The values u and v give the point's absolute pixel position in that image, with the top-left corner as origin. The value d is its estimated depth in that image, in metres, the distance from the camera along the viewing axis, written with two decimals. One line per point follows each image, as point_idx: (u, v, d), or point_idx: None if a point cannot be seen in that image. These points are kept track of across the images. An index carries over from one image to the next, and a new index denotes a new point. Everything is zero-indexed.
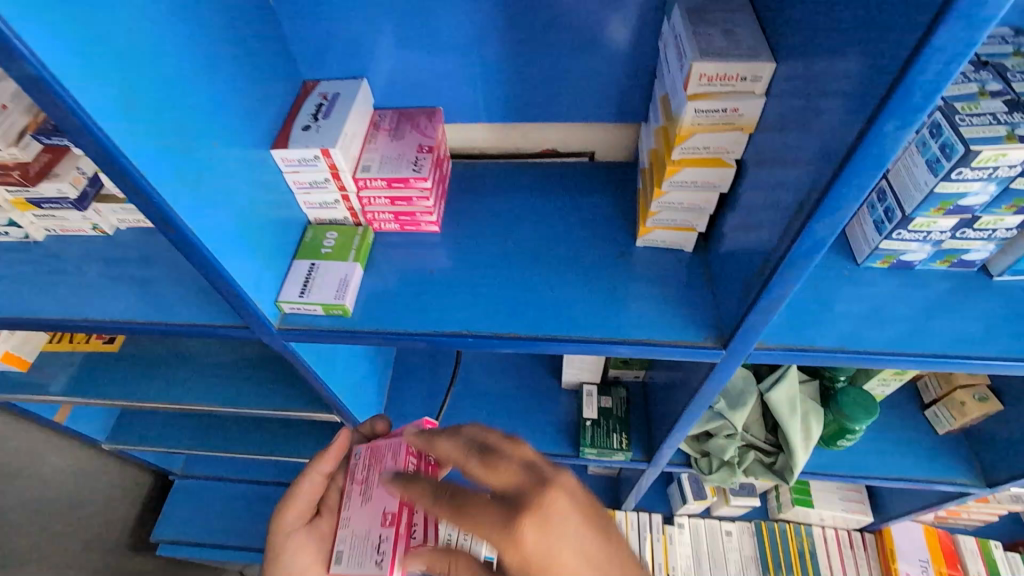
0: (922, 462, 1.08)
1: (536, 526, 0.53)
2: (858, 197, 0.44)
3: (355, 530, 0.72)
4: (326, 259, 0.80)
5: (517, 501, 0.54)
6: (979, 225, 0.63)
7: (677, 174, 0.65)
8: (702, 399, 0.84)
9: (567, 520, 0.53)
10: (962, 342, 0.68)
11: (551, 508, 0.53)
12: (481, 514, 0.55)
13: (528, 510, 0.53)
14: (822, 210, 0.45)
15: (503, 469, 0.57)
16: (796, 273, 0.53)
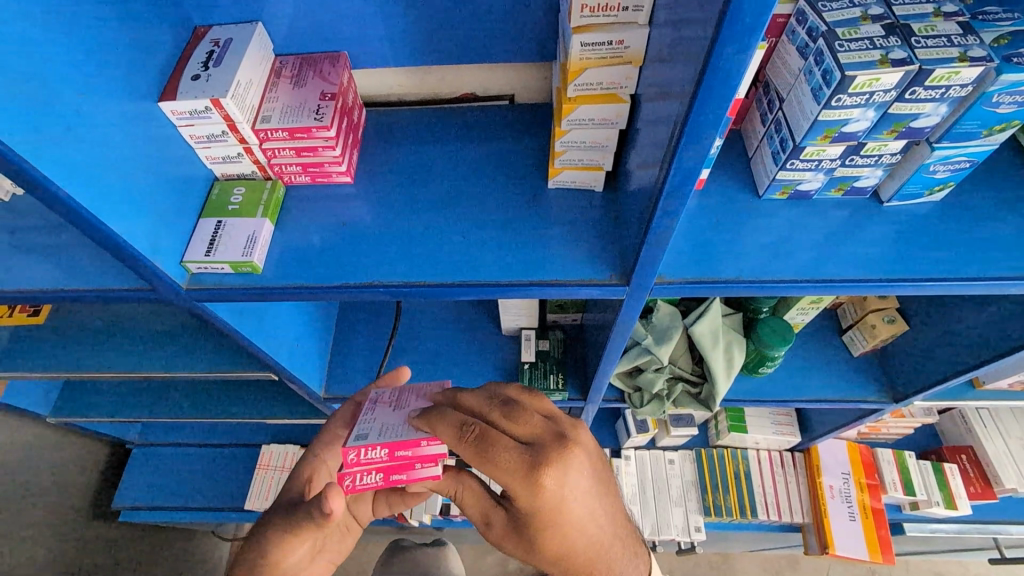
0: (838, 383, 1.15)
1: (558, 478, 0.62)
2: (716, 124, 0.44)
3: (385, 424, 0.69)
4: (233, 215, 0.78)
5: (544, 453, 0.62)
6: (866, 151, 0.65)
7: (574, 112, 0.65)
8: (621, 335, 0.86)
9: (579, 472, 0.63)
10: (852, 267, 0.71)
11: (573, 459, 0.63)
12: (510, 460, 0.61)
13: (555, 461, 0.62)
14: (685, 141, 0.46)
15: (527, 419, 0.65)
16: (674, 205, 0.55)
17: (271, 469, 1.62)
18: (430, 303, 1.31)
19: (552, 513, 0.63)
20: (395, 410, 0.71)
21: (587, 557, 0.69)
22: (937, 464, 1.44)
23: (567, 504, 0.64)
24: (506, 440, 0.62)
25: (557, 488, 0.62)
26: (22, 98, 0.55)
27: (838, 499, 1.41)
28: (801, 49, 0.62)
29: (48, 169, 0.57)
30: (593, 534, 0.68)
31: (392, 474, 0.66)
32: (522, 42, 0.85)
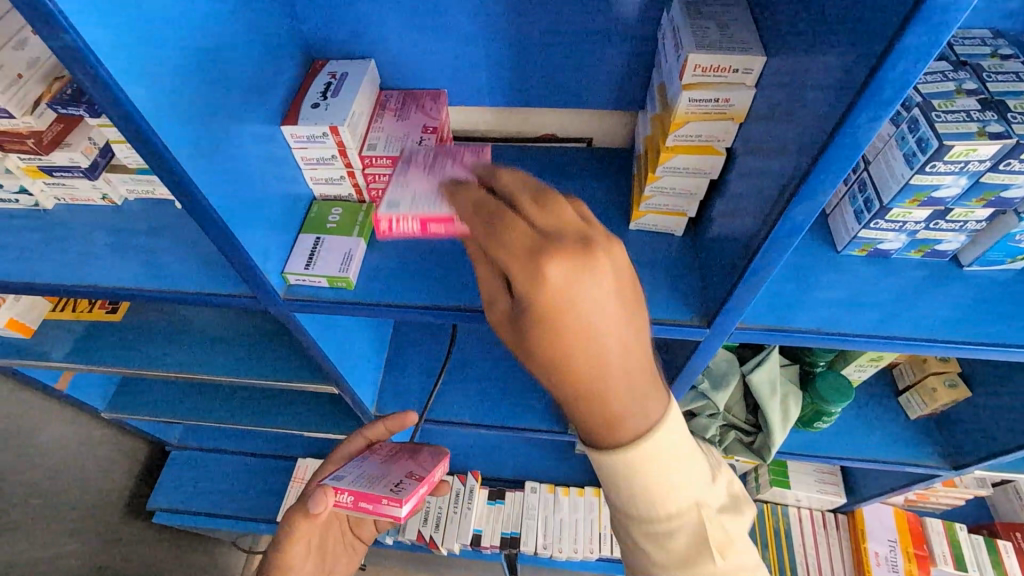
0: (894, 445, 1.13)
1: (570, 271, 0.41)
2: (833, 182, 0.48)
3: (415, 186, 0.69)
4: (331, 233, 0.83)
5: (598, 352, 0.43)
6: (951, 216, 0.67)
7: (670, 160, 0.69)
8: (687, 377, 0.88)
9: (611, 298, 0.42)
10: (931, 327, 0.72)
11: (597, 278, 0.42)
12: (517, 263, 0.42)
13: (593, 320, 0.42)
14: (801, 195, 0.50)
15: (556, 210, 0.45)
16: (775, 255, 0.58)
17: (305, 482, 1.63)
18: (483, 331, 1.34)
19: (602, 429, 0.47)
20: (423, 173, 0.71)
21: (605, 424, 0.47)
22: (990, 540, 1.38)
23: (584, 308, 0.41)
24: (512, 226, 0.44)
25: (595, 368, 0.44)
26: (197, 119, 0.61)
27: (884, 567, 1.35)
28: (893, 116, 0.66)
29: (202, 181, 0.63)
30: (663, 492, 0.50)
31: (360, 501, 0.76)
32: (609, 92, 0.89)
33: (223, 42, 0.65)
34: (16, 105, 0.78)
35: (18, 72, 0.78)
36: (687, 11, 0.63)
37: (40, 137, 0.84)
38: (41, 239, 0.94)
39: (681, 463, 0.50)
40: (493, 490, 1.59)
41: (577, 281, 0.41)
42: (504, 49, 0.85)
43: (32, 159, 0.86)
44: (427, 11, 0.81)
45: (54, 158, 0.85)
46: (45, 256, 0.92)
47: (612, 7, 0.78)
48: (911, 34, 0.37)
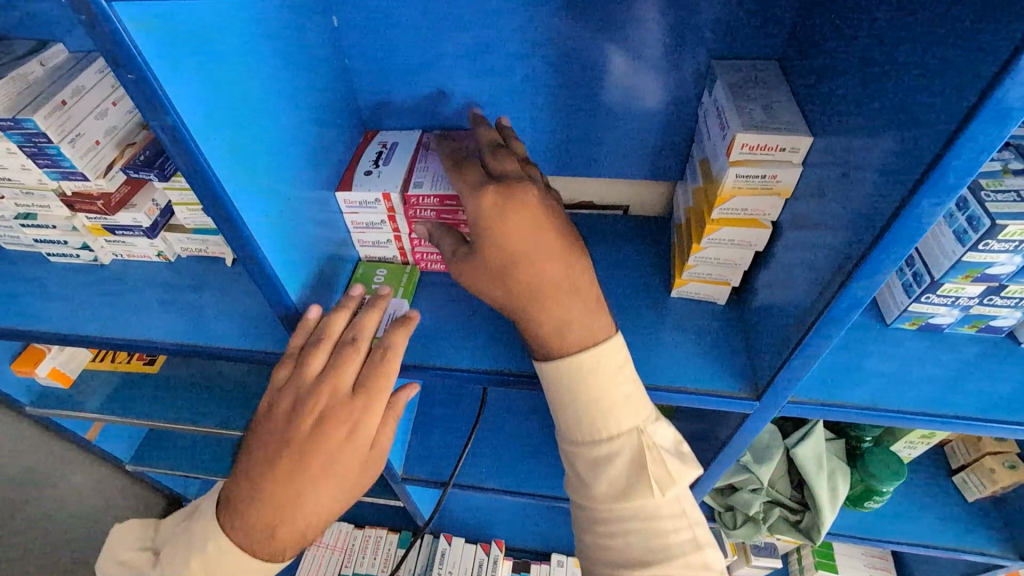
0: (952, 531, 1.06)
1: (501, 198, 0.62)
2: (891, 263, 0.49)
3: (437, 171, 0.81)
4: (375, 294, 0.85)
5: (532, 254, 0.62)
6: (1006, 293, 0.66)
7: (715, 232, 0.70)
8: (733, 450, 0.85)
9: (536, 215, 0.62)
10: (993, 406, 0.70)
11: (527, 203, 0.62)
12: (511, 235, 0.62)
13: (538, 264, 0.62)
14: (860, 274, 0.50)
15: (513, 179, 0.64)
16: (831, 331, 0.57)
17: (323, 546, 1.57)
18: (512, 392, 1.32)
19: (550, 336, 0.64)
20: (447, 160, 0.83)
21: (537, 294, 0.63)
22: None
23: (517, 245, 0.61)
24: (486, 190, 0.63)
25: (540, 284, 0.63)
26: (267, 189, 0.64)
27: None
28: None
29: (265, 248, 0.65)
30: (612, 403, 0.65)
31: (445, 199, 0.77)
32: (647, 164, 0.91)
33: (295, 118, 0.69)
34: (92, 169, 0.84)
35: (98, 139, 0.83)
36: (730, 92, 0.66)
37: (109, 198, 0.88)
38: (96, 293, 0.97)
39: (617, 376, 0.65)
40: (517, 562, 1.52)
41: (516, 207, 0.62)
42: (547, 122, 0.88)
43: (98, 218, 0.90)
44: (475, 87, 0.85)
45: (119, 218, 0.90)
46: (97, 310, 0.95)
47: (652, 87, 0.81)
48: (975, 128, 0.39)
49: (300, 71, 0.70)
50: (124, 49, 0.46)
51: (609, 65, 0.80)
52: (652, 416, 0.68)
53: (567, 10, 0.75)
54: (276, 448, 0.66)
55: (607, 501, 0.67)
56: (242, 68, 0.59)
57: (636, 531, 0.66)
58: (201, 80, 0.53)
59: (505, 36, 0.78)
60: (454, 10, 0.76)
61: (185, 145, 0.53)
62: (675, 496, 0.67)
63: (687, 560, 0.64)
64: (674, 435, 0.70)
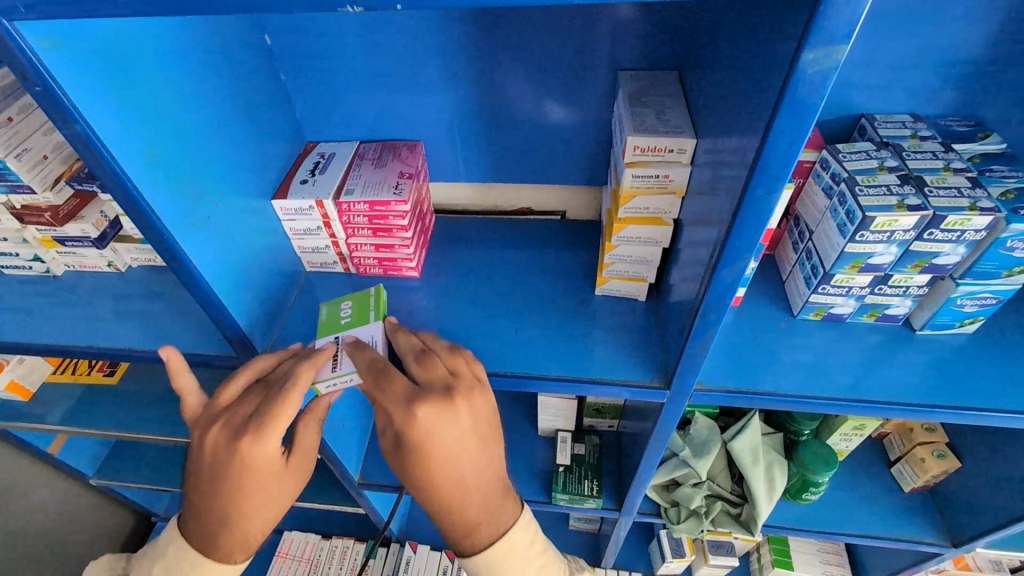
0: (891, 520, 1.09)
1: (431, 413, 0.65)
2: (749, 248, 0.53)
3: (368, 179, 0.85)
4: (347, 327, 0.78)
5: (455, 481, 0.69)
6: (893, 282, 0.71)
7: (623, 230, 0.74)
8: (660, 438, 0.89)
9: (465, 440, 0.67)
10: (890, 390, 0.74)
11: (455, 425, 0.67)
12: (442, 456, 0.67)
13: (461, 466, 0.68)
14: (725, 259, 0.55)
15: (429, 366, 0.70)
16: (715, 315, 0.62)
17: (289, 558, 1.57)
18: None
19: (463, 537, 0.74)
20: (378, 168, 0.88)
21: (458, 508, 0.71)
22: None
23: (438, 443, 0.66)
24: (418, 407, 0.65)
25: (457, 491, 0.69)
26: (194, 196, 0.68)
27: None
28: (825, 190, 0.72)
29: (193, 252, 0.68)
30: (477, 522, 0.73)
31: (375, 205, 0.81)
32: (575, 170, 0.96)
33: (224, 129, 0.73)
34: (38, 182, 0.87)
35: (45, 154, 0.87)
36: (630, 100, 0.71)
37: (56, 211, 0.91)
38: (47, 303, 1.00)
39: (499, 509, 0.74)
40: None
41: (441, 423, 0.66)
42: (476, 133, 0.93)
43: (47, 230, 0.93)
44: (408, 99, 0.90)
45: (67, 229, 0.93)
46: (48, 320, 0.97)
47: (573, 97, 0.86)
48: (782, 121, 0.43)
49: (230, 86, 0.74)
50: (29, 64, 0.50)
51: (530, 77, 0.84)
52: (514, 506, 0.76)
53: (487, 27, 0.80)
54: (214, 489, 0.70)
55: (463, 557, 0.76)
56: (163, 82, 0.63)
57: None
58: (113, 92, 0.57)
59: (431, 52, 0.83)
60: (379, 28, 0.81)
61: (99, 153, 0.56)
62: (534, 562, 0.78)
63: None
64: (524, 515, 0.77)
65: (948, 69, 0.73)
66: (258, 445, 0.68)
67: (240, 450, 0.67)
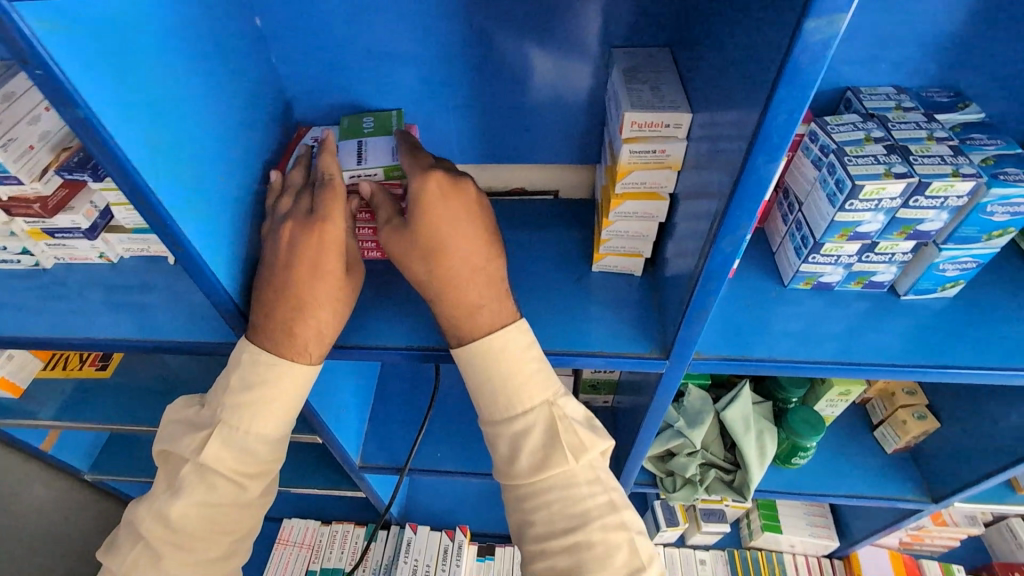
0: (874, 481, 1.14)
1: (441, 187, 0.68)
2: (749, 216, 0.55)
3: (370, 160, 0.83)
4: (369, 135, 0.85)
5: (460, 253, 0.68)
6: (880, 249, 0.74)
7: (620, 206, 0.76)
8: (658, 409, 0.92)
9: (466, 213, 0.69)
10: (877, 353, 0.77)
11: (467, 200, 0.69)
12: (450, 204, 0.68)
13: (468, 264, 0.69)
14: (724, 229, 0.57)
15: (459, 182, 0.69)
16: (714, 284, 0.64)
17: (290, 544, 1.58)
18: None
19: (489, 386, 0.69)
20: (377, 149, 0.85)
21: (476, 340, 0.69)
22: None
23: (443, 213, 0.68)
24: (433, 173, 0.68)
25: (468, 282, 0.69)
26: (193, 179, 0.68)
27: None
28: (814, 162, 0.74)
29: (195, 233, 0.68)
30: (521, 377, 0.69)
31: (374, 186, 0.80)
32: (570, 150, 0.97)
33: (220, 112, 0.73)
34: (25, 172, 0.85)
35: (30, 143, 0.85)
36: (625, 77, 0.72)
37: (45, 202, 0.90)
38: (38, 296, 0.99)
39: (532, 364, 0.69)
40: (482, 545, 1.56)
41: (450, 199, 0.68)
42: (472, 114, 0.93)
43: (36, 221, 0.92)
44: (401, 80, 0.89)
45: (56, 221, 0.91)
46: (39, 313, 0.96)
47: (566, 74, 0.87)
48: (783, 90, 0.45)
49: (223, 67, 0.73)
50: (26, 43, 0.49)
51: (524, 56, 0.85)
52: (561, 390, 0.71)
53: (481, 6, 0.80)
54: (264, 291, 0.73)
55: (502, 429, 0.70)
56: (158, 64, 0.62)
57: (556, 500, 0.67)
58: (109, 73, 0.56)
59: (424, 31, 0.83)
60: (372, 7, 0.81)
61: (99, 133, 0.56)
62: (589, 462, 0.69)
63: (605, 521, 0.66)
64: (588, 409, 0.72)
65: (929, 42, 0.75)
66: (311, 221, 0.71)
67: (316, 222, 0.71)
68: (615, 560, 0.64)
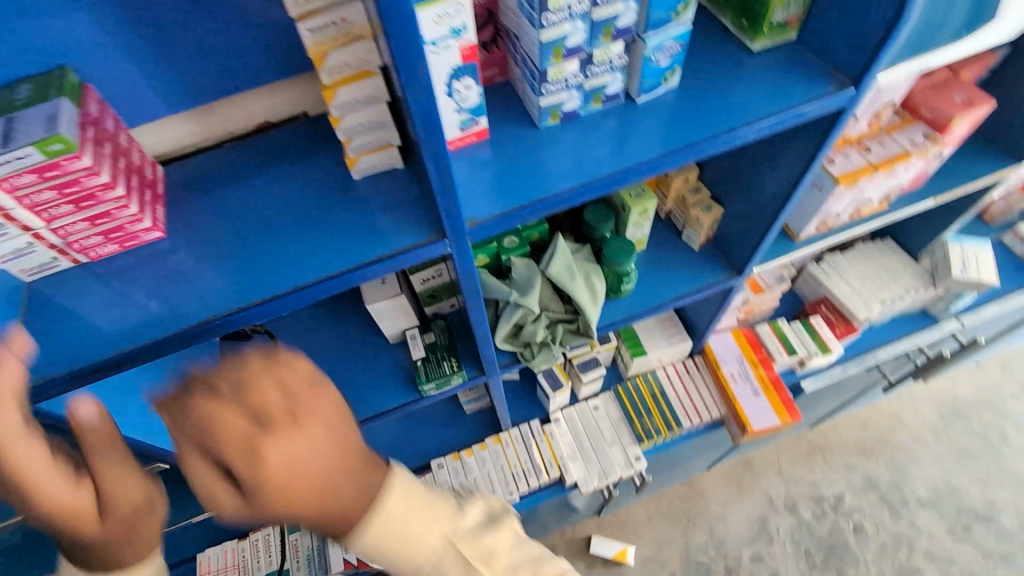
0: (690, 277, 1.26)
1: (279, 451, 0.62)
2: (417, 49, 0.55)
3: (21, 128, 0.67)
4: (21, 108, 0.68)
5: (318, 471, 0.66)
6: (597, 59, 0.77)
7: (337, 98, 0.70)
8: (471, 287, 0.95)
9: (307, 448, 0.64)
10: (626, 159, 0.83)
11: (306, 446, 0.64)
12: (288, 467, 0.63)
13: (339, 488, 0.68)
14: (403, 70, 0.56)
15: (250, 396, 0.64)
16: (435, 135, 0.64)
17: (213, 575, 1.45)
18: (310, 342, 1.26)
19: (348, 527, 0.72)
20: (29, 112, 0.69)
21: (318, 489, 0.66)
22: (806, 322, 1.60)
23: (293, 468, 0.64)
24: (265, 447, 0.62)
25: (318, 482, 0.66)
26: None
27: (740, 381, 1.53)
28: None
29: None
30: (406, 535, 0.76)
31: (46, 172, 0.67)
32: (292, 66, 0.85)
33: None
34: None
35: None
36: None
37: None
38: None
39: (410, 514, 0.76)
40: None
41: (296, 459, 0.64)
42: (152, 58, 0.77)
43: None
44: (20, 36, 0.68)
45: None
46: None
47: None
48: None
49: None
50: None
51: None
52: (452, 524, 0.80)
53: None
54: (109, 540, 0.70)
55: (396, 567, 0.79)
56: None
57: (453, 566, 0.79)
58: None
59: None
60: None
61: None
62: (477, 541, 0.81)
63: (512, 561, 0.83)
64: (483, 508, 0.86)
65: None
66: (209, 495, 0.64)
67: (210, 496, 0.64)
68: (504, 547, 0.83)
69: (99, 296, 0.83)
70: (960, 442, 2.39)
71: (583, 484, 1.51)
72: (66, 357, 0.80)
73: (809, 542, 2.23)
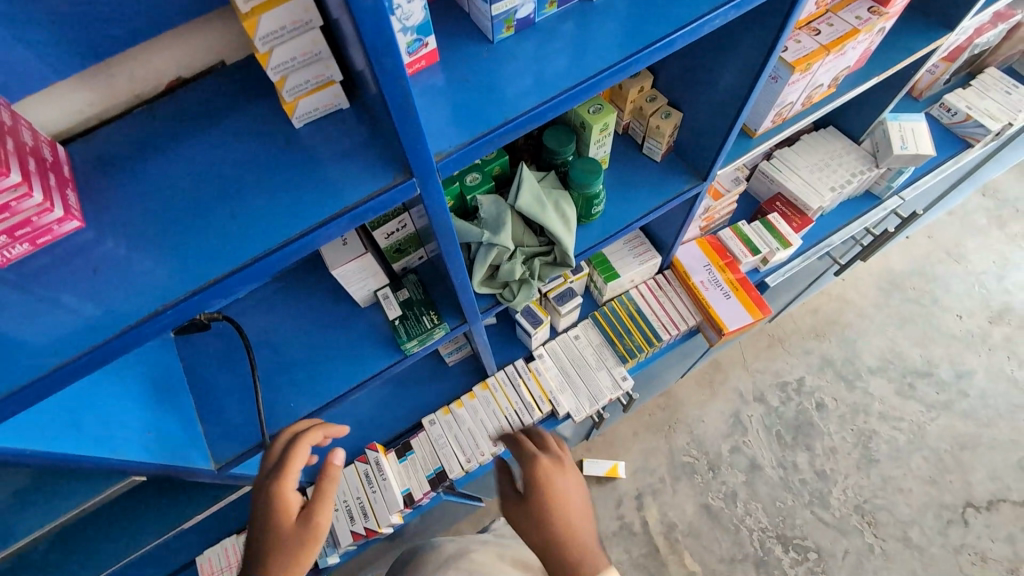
0: (658, 190, 1.23)
1: (562, 478, 0.84)
2: None
3: None
4: None
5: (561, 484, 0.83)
6: None
7: (260, 28, 0.60)
8: (444, 231, 0.89)
9: (572, 480, 0.84)
10: (592, 64, 0.77)
11: (569, 478, 0.84)
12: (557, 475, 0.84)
13: (564, 488, 0.83)
14: None
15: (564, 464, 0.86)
16: (389, 55, 0.55)
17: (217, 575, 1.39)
18: (277, 319, 1.19)
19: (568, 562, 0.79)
20: None
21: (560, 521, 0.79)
22: (765, 220, 1.63)
23: (552, 486, 0.82)
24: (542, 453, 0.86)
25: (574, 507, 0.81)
26: None
27: (711, 287, 1.56)
28: None
29: None
30: None
31: None
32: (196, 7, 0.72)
33: None
34: None
35: None
36: None
37: None
38: None
39: None
40: (398, 448, 1.50)
41: (569, 487, 0.83)
42: (22, 12, 0.63)
43: None
44: None
45: None
46: None
47: None
48: None
49: None
50: None
51: None
52: None
53: None
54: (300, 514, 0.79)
55: None
56: None
57: None
58: None
59: None
60: None
61: None
62: None
63: None
64: None
65: None
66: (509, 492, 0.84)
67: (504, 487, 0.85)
68: None
69: (22, 306, 0.72)
70: (899, 310, 2.59)
71: (576, 412, 1.53)
72: (3, 377, 0.68)
73: (779, 425, 2.40)
